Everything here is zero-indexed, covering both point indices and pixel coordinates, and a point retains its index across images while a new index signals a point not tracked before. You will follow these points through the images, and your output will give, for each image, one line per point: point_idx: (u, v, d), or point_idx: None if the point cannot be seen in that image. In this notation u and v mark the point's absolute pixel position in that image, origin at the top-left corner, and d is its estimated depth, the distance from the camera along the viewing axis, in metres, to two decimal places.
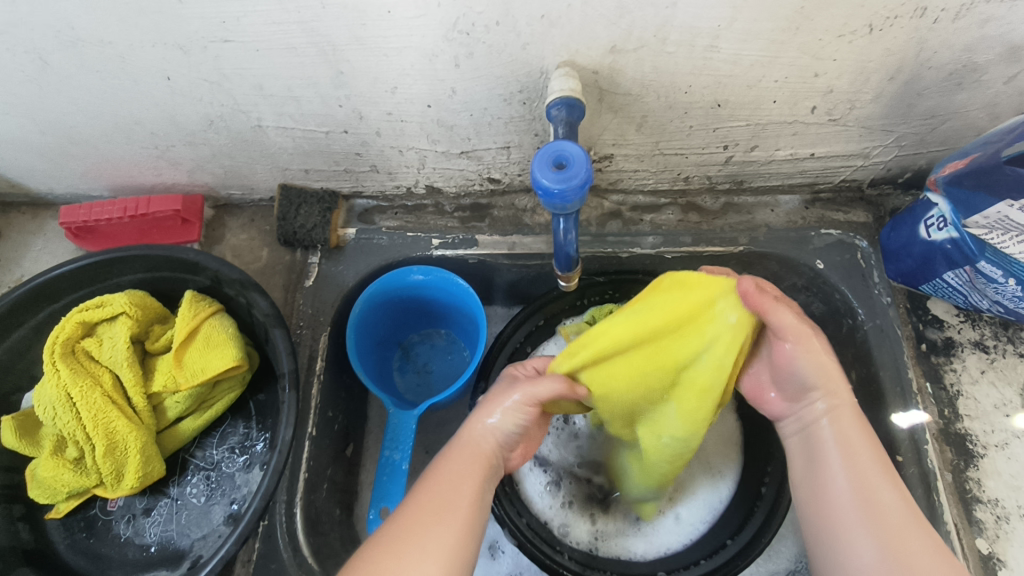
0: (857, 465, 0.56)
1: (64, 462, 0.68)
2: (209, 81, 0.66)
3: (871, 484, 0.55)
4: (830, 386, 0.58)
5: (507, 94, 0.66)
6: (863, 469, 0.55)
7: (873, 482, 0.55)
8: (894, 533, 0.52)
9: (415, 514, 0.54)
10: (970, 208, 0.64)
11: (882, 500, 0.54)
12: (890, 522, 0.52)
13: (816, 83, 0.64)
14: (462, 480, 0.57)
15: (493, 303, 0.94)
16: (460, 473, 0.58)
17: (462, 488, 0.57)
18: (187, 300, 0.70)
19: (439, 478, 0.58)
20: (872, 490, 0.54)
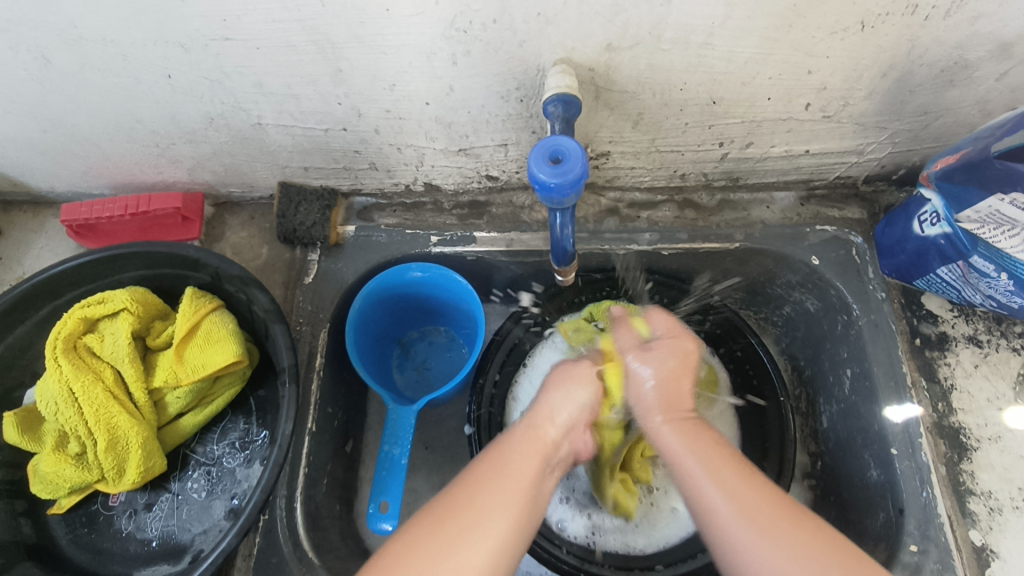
0: (713, 466, 0.57)
1: (65, 457, 0.68)
2: (209, 79, 0.66)
3: (733, 483, 0.55)
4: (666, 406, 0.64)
5: (504, 91, 0.67)
6: (723, 468, 0.57)
7: (737, 476, 0.56)
8: (769, 525, 0.52)
9: (471, 497, 0.55)
10: (961, 203, 0.64)
11: (754, 492, 0.55)
12: (763, 514, 0.53)
13: (810, 80, 0.65)
14: (522, 460, 0.59)
15: (491, 301, 0.95)
16: (520, 454, 0.59)
17: (521, 475, 0.58)
18: (187, 297, 0.71)
19: (499, 457, 0.59)
20: (741, 489, 0.55)
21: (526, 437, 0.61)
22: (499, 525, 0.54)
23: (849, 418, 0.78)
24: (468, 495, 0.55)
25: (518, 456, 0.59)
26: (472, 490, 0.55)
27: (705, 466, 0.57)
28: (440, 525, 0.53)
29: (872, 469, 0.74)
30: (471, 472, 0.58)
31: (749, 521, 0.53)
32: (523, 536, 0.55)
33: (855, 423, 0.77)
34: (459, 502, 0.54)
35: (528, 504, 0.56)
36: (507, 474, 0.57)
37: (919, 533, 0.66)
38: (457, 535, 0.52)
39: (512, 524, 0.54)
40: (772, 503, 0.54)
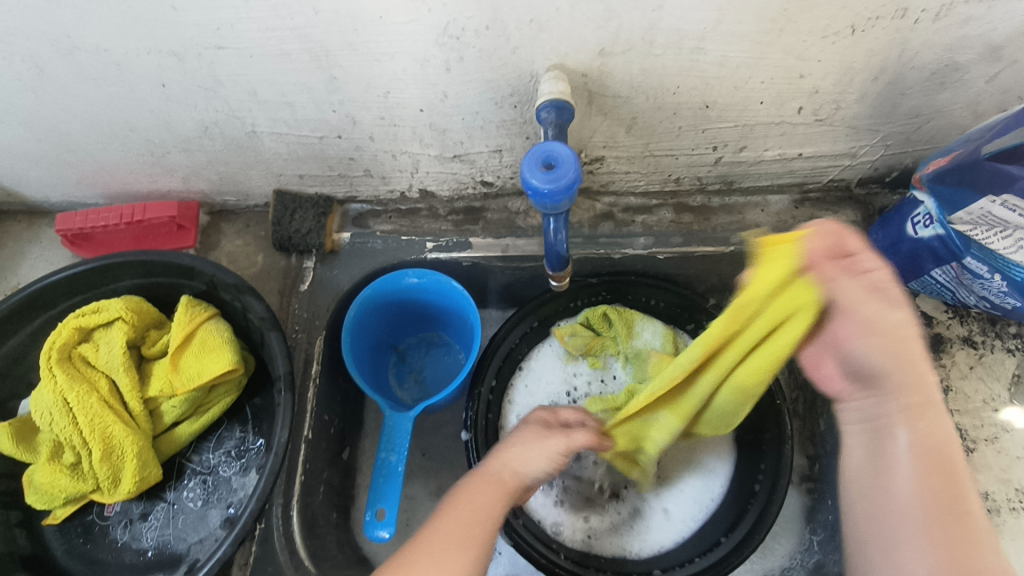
0: (928, 457, 0.47)
1: (61, 467, 0.68)
2: (204, 88, 0.66)
3: (925, 487, 0.46)
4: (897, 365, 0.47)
5: (498, 97, 0.67)
6: (931, 467, 0.47)
7: (948, 479, 0.46)
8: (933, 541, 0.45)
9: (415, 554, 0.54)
10: (953, 204, 0.64)
11: (958, 498, 0.46)
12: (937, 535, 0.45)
13: (802, 84, 0.66)
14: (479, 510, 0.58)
15: (488, 306, 0.95)
16: (492, 500, 0.59)
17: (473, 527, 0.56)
18: (182, 305, 0.71)
19: (471, 502, 0.58)
20: (924, 494, 0.46)
21: (482, 485, 0.60)
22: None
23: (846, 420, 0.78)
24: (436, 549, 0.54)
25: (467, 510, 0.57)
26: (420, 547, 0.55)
27: (918, 467, 0.47)
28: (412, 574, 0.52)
29: None
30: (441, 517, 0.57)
31: (916, 527, 0.46)
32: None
33: None
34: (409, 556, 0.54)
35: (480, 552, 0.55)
36: (478, 524, 0.57)
37: None
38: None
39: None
40: (934, 506, 0.46)
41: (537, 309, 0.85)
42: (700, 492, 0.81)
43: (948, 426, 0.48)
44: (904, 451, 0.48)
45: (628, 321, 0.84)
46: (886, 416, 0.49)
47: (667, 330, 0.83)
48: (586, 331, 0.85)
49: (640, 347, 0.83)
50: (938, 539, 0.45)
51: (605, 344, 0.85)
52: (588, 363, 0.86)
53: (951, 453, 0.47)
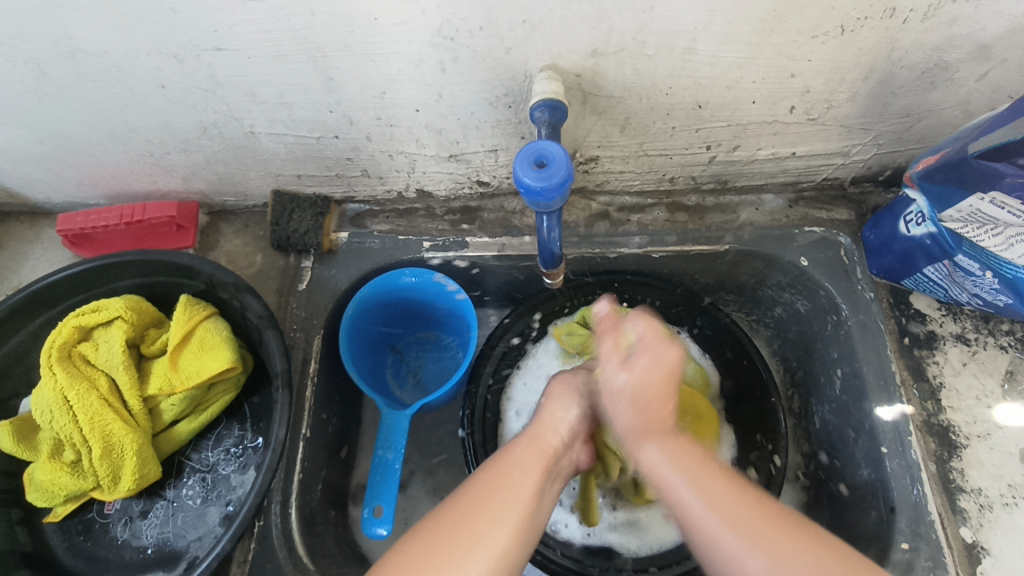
0: (689, 466, 0.58)
1: (61, 465, 0.68)
2: (202, 89, 0.67)
3: (715, 491, 0.56)
4: (647, 422, 0.61)
5: (493, 98, 0.68)
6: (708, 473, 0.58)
7: (702, 467, 0.59)
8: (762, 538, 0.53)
9: (469, 507, 0.56)
10: (944, 202, 0.65)
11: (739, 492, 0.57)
12: (761, 534, 0.53)
13: (793, 84, 0.66)
14: (527, 469, 0.60)
15: (485, 306, 0.96)
16: (524, 466, 0.60)
17: (524, 481, 0.59)
18: (181, 304, 0.71)
19: (508, 464, 0.60)
20: (733, 495, 0.56)
21: (527, 446, 0.62)
22: (505, 537, 0.54)
23: (840, 417, 0.79)
24: (471, 505, 0.56)
25: (517, 470, 0.59)
26: (476, 500, 0.56)
27: (685, 475, 0.58)
28: (443, 537, 0.54)
29: (863, 468, 0.74)
30: (476, 479, 0.59)
31: (737, 526, 0.54)
32: (528, 541, 0.56)
33: (846, 421, 0.78)
34: (465, 509, 0.56)
35: (536, 510, 0.58)
36: (512, 484, 0.58)
37: (910, 531, 0.67)
38: (463, 544, 0.53)
39: (516, 531, 0.55)
40: (757, 512, 0.55)
41: (535, 305, 0.87)
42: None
43: (661, 440, 0.61)
44: (656, 461, 0.60)
45: None
46: (636, 440, 0.62)
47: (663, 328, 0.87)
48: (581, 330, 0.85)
49: None
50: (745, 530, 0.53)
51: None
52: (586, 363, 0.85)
53: (703, 469, 0.58)
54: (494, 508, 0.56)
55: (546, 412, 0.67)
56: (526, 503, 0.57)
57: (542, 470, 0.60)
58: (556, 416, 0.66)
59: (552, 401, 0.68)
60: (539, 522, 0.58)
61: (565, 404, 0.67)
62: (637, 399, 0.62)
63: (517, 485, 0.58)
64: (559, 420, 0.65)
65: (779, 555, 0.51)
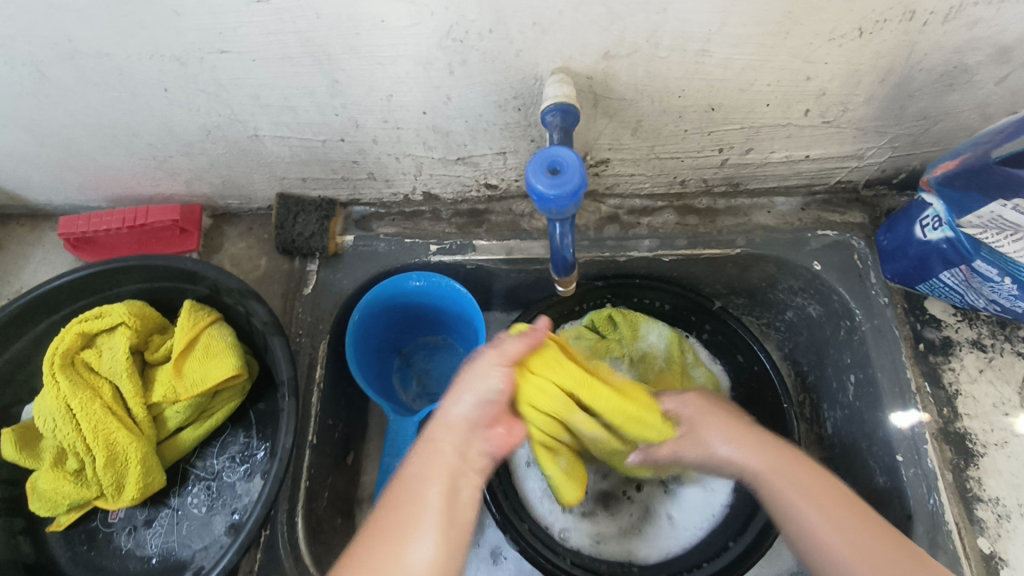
0: (786, 472, 0.59)
1: (64, 473, 0.67)
2: (205, 92, 0.66)
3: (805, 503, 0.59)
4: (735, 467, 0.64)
5: (502, 100, 0.66)
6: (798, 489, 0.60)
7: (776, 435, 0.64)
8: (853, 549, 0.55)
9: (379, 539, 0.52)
10: (963, 208, 0.64)
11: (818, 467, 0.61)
12: (840, 514, 0.56)
13: (809, 86, 0.65)
14: (424, 480, 0.54)
15: (492, 309, 0.95)
16: (419, 477, 0.54)
17: (425, 496, 0.54)
18: (186, 310, 0.70)
19: (412, 473, 0.55)
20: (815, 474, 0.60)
21: (424, 454, 0.56)
22: (432, 552, 0.51)
23: (854, 424, 0.78)
24: (382, 534, 0.53)
25: (412, 488, 0.54)
26: (384, 528, 0.53)
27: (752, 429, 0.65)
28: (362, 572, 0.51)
29: (878, 476, 0.73)
30: (387, 494, 0.55)
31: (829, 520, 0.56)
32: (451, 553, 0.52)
33: (860, 428, 0.77)
34: (377, 540, 0.53)
35: (450, 518, 0.53)
36: (415, 501, 0.53)
37: (927, 541, 0.66)
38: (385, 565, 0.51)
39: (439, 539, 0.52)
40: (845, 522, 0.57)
41: (545, 310, 0.86)
42: (706, 498, 0.80)
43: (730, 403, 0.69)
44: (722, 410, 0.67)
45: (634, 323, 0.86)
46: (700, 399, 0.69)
47: (671, 332, 0.86)
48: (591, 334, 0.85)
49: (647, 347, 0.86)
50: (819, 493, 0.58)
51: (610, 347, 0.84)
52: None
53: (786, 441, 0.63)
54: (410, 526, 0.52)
55: (444, 401, 0.58)
56: (434, 517, 0.53)
57: (442, 475, 0.54)
58: (461, 398, 0.57)
59: (459, 381, 0.59)
60: (463, 526, 0.54)
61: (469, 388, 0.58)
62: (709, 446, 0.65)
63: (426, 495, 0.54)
64: (457, 412, 0.57)
65: (863, 543, 0.54)
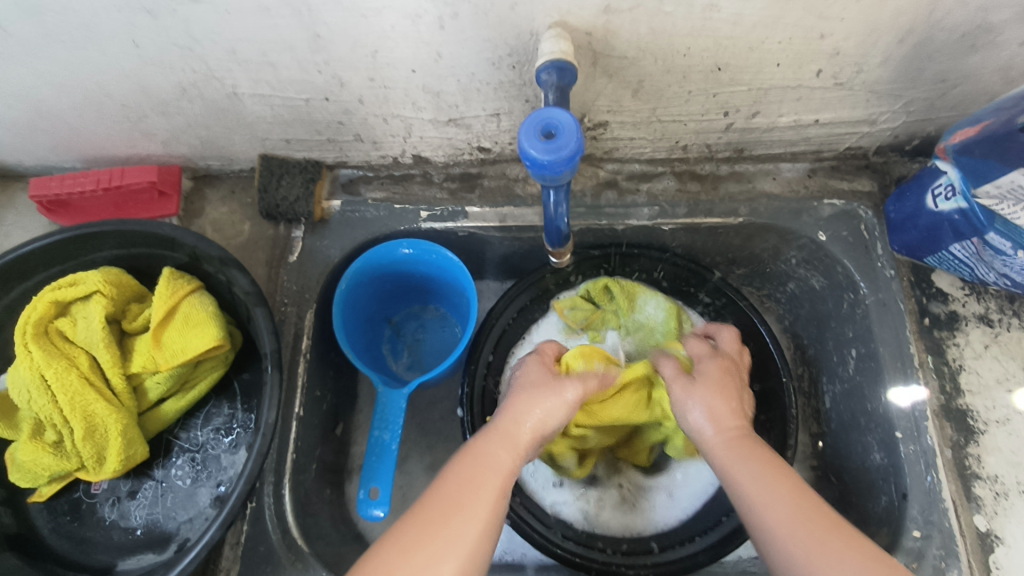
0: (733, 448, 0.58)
1: (43, 445, 0.65)
2: (179, 46, 0.62)
3: (769, 493, 0.53)
4: (710, 424, 0.60)
5: (495, 58, 0.62)
6: (775, 471, 0.55)
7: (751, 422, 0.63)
8: (820, 536, 0.49)
9: (427, 526, 0.51)
10: (980, 176, 0.61)
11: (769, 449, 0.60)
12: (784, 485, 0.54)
13: (822, 45, 0.61)
14: (483, 480, 0.55)
15: (485, 277, 0.93)
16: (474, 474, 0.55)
17: (480, 492, 0.54)
18: (164, 278, 0.67)
19: (473, 470, 0.55)
20: (763, 459, 0.57)
21: (481, 456, 0.57)
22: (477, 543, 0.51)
23: (853, 399, 0.77)
24: (445, 501, 0.52)
25: (473, 485, 0.54)
26: (435, 514, 0.52)
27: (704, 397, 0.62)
28: (418, 545, 0.50)
29: (875, 452, 0.72)
30: (454, 469, 0.56)
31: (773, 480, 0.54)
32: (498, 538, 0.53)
33: (858, 404, 0.76)
34: (430, 524, 0.51)
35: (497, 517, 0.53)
36: (474, 492, 0.53)
37: (922, 519, 0.65)
38: (440, 538, 0.50)
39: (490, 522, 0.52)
40: (793, 508, 0.52)
41: (537, 282, 0.84)
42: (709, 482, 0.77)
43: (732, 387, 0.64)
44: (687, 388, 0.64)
45: (629, 293, 0.83)
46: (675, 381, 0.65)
47: (670, 303, 0.82)
48: (587, 304, 0.84)
49: (643, 320, 0.82)
50: (769, 465, 0.56)
51: (605, 318, 0.84)
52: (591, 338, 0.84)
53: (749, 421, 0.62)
54: (472, 505, 0.53)
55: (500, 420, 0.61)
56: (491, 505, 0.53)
57: (495, 475, 0.55)
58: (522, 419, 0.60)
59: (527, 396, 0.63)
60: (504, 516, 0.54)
61: (536, 403, 0.62)
62: (730, 407, 0.62)
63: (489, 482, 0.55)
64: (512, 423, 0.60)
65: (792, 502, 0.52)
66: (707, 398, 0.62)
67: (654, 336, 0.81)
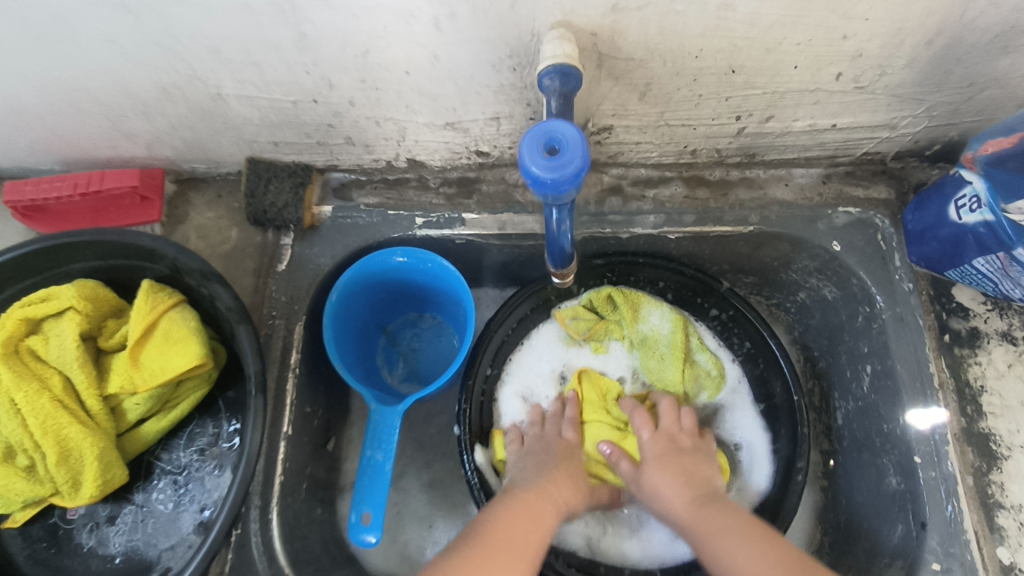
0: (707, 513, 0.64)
1: (15, 470, 0.61)
2: (156, 45, 0.58)
3: (743, 548, 0.59)
4: (683, 494, 0.67)
5: (495, 59, 0.58)
6: (753, 539, 0.60)
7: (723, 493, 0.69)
8: None
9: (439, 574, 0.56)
10: (1012, 190, 0.58)
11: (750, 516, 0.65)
12: (762, 548, 0.59)
13: (845, 47, 0.57)
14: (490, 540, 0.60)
15: (483, 285, 0.89)
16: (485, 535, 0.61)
17: (491, 552, 0.59)
18: (142, 292, 0.64)
19: (484, 532, 0.61)
20: (738, 520, 0.63)
21: (489, 521, 0.63)
22: None
23: (867, 418, 0.74)
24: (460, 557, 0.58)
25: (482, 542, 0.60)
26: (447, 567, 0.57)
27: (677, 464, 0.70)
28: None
29: (891, 476, 0.69)
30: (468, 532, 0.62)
31: (749, 543, 0.60)
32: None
33: (873, 424, 0.72)
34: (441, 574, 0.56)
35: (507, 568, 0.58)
36: (486, 550, 0.59)
37: (942, 550, 0.62)
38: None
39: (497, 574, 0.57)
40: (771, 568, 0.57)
41: (536, 291, 0.81)
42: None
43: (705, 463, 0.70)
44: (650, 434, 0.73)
45: (633, 303, 0.81)
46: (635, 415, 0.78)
47: (674, 313, 0.81)
48: (589, 313, 0.82)
49: (647, 331, 0.81)
50: (746, 530, 0.61)
51: (609, 328, 0.81)
52: (595, 349, 0.82)
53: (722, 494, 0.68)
54: (521, 554, 0.60)
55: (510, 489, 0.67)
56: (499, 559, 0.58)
57: (503, 536, 0.61)
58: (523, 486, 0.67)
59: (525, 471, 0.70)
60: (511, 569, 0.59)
61: (546, 480, 0.69)
62: (686, 477, 0.68)
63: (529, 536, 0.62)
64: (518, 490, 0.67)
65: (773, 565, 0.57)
66: (665, 476, 0.69)
67: (659, 348, 0.80)
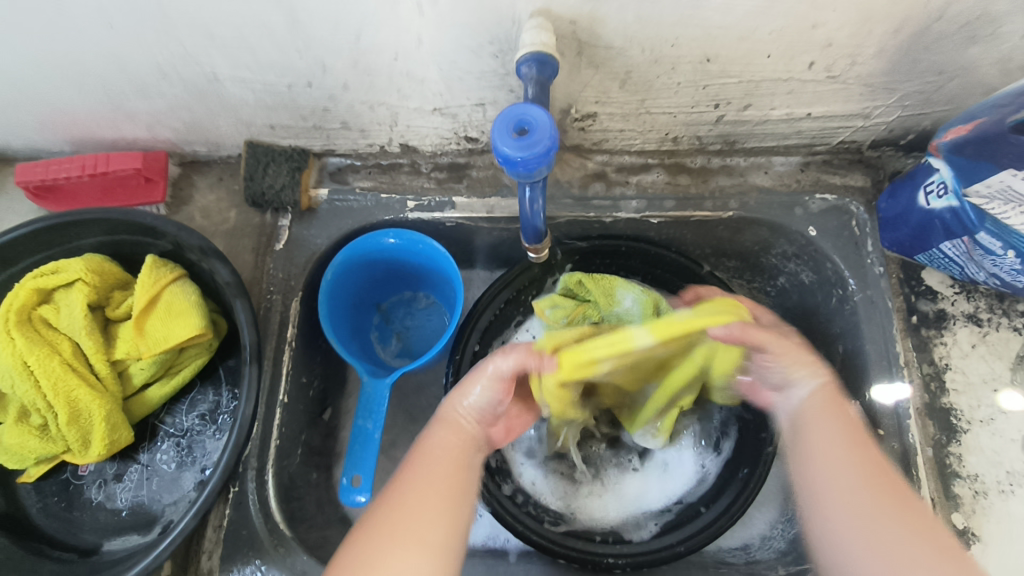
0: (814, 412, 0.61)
1: (30, 428, 0.67)
2: (154, 27, 0.61)
3: (848, 471, 0.56)
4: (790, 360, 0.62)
5: (478, 45, 0.61)
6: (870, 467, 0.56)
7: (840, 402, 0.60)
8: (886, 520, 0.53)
9: (410, 499, 0.55)
10: (971, 176, 0.60)
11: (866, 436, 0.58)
12: (879, 495, 0.54)
13: (815, 35, 0.59)
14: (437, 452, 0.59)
15: (474, 267, 0.92)
16: (438, 452, 0.59)
17: (432, 470, 0.58)
18: (146, 267, 0.67)
19: (427, 455, 0.59)
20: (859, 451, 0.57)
21: (438, 434, 0.61)
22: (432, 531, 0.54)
23: None
24: (415, 486, 0.56)
25: (429, 463, 0.58)
26: (403, 498, 0.55)
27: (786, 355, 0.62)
28: (396, 516, 0.54)
29: None
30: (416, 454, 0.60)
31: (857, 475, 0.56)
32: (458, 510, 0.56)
33: None
34: (388, 510, 0.55)
35: (446, 497, 0.56)
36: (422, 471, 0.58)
37: None
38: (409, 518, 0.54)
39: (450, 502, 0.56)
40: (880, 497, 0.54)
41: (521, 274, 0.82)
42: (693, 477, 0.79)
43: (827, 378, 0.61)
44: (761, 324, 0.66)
45: (607, 288, 0.78)
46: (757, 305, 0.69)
47: (647, 294, 0.76)
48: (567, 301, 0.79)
49: (621, 314, 0.78)
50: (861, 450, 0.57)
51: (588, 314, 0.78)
52: None
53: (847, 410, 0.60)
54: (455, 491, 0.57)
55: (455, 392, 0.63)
56: (445, 480, 0.57)
57: (448, 455, 0.59)
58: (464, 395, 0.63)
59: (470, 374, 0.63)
60: (450, 495, 0.57)
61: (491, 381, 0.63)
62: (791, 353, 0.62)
63: (440, 500, 0.55)
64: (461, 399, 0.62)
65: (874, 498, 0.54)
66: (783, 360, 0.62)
67: None
